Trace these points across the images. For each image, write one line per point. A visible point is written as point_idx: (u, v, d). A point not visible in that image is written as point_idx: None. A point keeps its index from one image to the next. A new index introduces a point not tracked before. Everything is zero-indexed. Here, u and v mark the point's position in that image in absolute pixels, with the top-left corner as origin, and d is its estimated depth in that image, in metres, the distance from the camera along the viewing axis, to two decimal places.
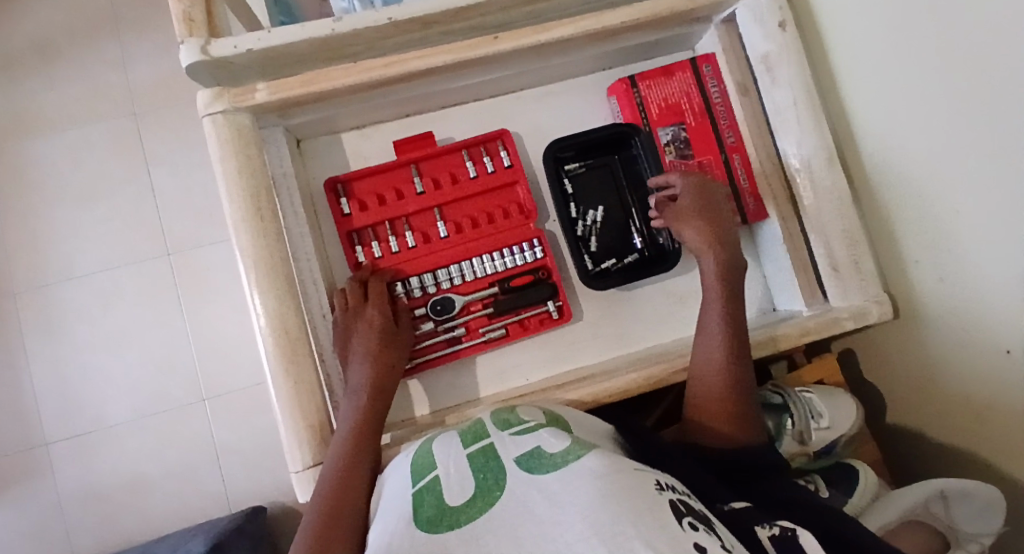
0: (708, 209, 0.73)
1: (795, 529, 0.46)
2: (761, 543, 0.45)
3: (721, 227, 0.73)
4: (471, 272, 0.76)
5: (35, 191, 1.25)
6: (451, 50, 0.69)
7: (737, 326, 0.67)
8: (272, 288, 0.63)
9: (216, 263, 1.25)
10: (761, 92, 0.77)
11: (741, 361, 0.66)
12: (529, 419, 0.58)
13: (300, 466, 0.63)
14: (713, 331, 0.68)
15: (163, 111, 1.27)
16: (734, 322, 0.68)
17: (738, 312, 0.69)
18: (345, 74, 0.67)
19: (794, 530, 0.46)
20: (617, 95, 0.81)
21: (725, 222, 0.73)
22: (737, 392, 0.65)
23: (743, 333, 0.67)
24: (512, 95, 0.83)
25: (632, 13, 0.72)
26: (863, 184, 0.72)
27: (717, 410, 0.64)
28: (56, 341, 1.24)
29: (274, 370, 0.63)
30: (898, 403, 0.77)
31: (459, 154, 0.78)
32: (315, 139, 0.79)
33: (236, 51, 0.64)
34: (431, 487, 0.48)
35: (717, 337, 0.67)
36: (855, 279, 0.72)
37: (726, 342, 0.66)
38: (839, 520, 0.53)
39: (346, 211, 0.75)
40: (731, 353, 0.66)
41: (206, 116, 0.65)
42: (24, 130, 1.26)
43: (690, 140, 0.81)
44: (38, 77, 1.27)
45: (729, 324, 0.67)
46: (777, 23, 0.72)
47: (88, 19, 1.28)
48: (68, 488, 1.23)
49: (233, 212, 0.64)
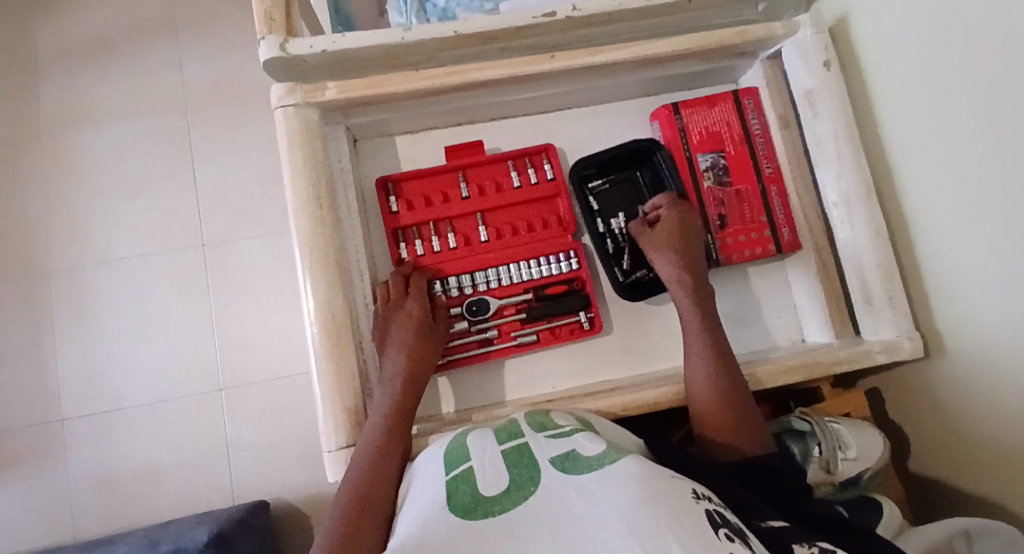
0: (683, 238, 0.76)
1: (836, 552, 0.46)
2: None
3: (691, 257, 0.75)
4: (508, 277, 0.79)
5: (85, 175, 1.30)
6: (508, 65, 0.73)
7: (721, 346, 0.71)
8: (322, 274, 0.66)
9: (250, 257, 1.29)
10: (803, 126, 0.80)
11: (728, 371, 0.69)
12: (565, 423, 0.59)
13: (333, 446, 0.65)
14: (696, 348, 0.72)
15: (214, 110, 1.32)
16: (716, 339, 0.71)
17: (718, 334, 0.72)
18: (407, 80, 0.71)
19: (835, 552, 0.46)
20: (659, 120, 0.83)
21: (696, 253, 0.76)
22: (730, 398, 0.67)
23: (727, 349, 0.71)
24: (559, 113, 0.87)
25: (683, 43, 0.75)
26: (898, 222, 0.74)
27: (721, 421, 0.66)
28: (88, 321, 1.27)
29: (317, 353, 0.65)
30: (922, 442, 0.77)
31: (504, 164, 0.81)
32: (370, 141, 0.82)
33: (310, 51, 0.67)
34: (465, 477, 0.50)
35: (701, 352, 0.71)
36: (887, 314, 0.73)
37: (710, 357, 0.70)
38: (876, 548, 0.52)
39: (393, 209, 0.78)
40: (716, 371, 0.69)
41: (278, 109, 0.69)
42: (79, 119, 1.32)
43: (728, 168, 0.82)
44: (99, 69, 1.33)
45: (713, 342, 0.71)
46: (821, 61, 0.75)
47: (154, 21, 1.35)
48: (81, 466, 1.24)
49: (294, 200, 0.67)
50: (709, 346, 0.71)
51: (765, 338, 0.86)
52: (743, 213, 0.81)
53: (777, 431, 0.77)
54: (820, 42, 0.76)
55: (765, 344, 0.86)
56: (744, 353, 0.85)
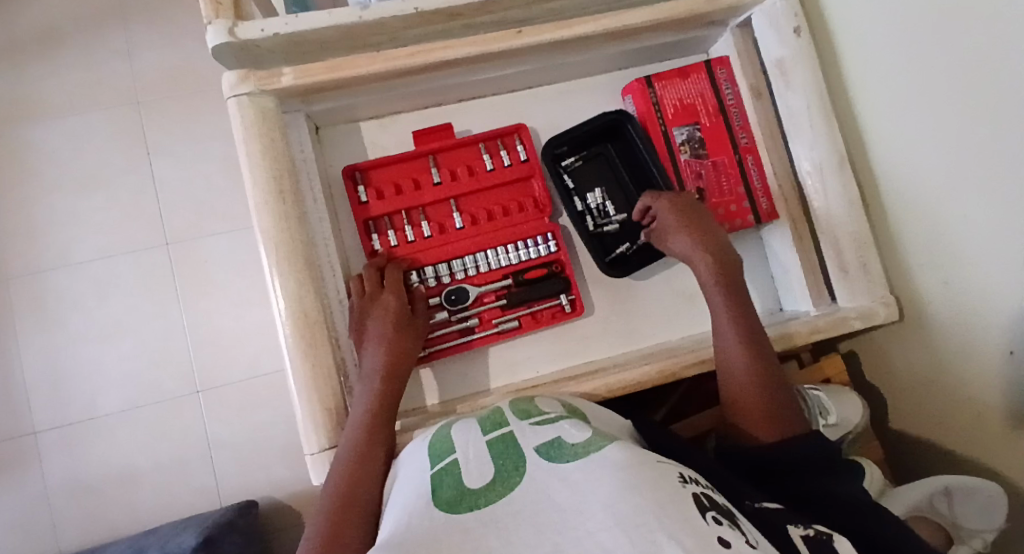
0: (692, 219, 0.75)
1: (831, 533, 0.46)
2: (792, 541, 0.45)
3: (707, 232, 0.74)
4: (486, 263, 0.77)
5: (34, 176, 1.24)
6: (473, 43, 0.70)
7: (748, 319, 0.69)
8: (291, 271, 0.64)
9: (218, 254, 1.24)
10: (776, 96, 0.79)
11: (755, 331, 0.69)
12: (550, 410, 0.58)
13: (315, 448, 0.63)
14: (724, 324, 0.69)
15: (168, 102, 1.26)
16: (744, 312, 0.70)
17: (744, 304, 0.71)
18: (368, 63, 0.68)
19: (831, 535, 0.46)
20: (632, 95, 0.82)
21: (711, 228, 0.75)
22: (762, 367, 0.66)
23: (753, 319, 0.70)
24: (528, 91, 0.84)
25: (651, 14, 0.74)
26: (871, 189, 0.74)
27: (749, 396, 0.65)
28: (50, 328, 1.22)
29: (291, 354, 0.63)
30: (899, 406, 0.79)
31: (476, 147, 0.79)
32: (334, 129, 0.79)
33: (262, 35, 0.64)
34: (450, 470, 0.49)
35: (730, 329, 0.69)
36: (862, 280, 0.74)
37: (741, 327, 0.69)
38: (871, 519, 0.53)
39: (363, 199, 0.75)
40: (749, 343, 0.68)
41: (232, 98, 0.65)
42: (24, 115, 1.25)
43: (704, 140, 0.81)
44: (40, 63, 1.26)
45: (740, 312, 0.70)
46: (792, 28, 0.74)
47: (95, 9, 1.27)
48: (56, 478, 1.21)
49: (256, 195, 0.64)
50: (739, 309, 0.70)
51: None
52: (721, 185, 0.81)
53: None
54: (790, 8, 0.75)
55: None
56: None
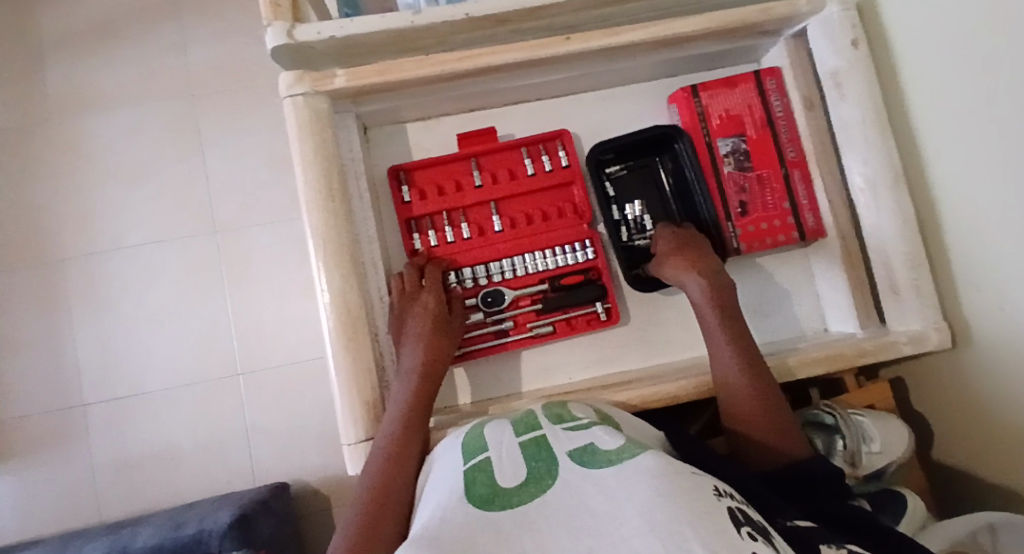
0: (686, 245, 0.74)
1: None
2: None
3: (701, 257, 0.73)
4: (523, 267, 0.78)
5: (94, 163, 1.30)
6: (521, 48, 0.70)
7: (744, 344, 0.68)
8: (337, 267, 0.65)
9: (262, 244, 1.28)
10: (828, 108, 0.77)
11: (758, 363, 0.67)
12: (583, 416, 0.58)
13: (352, 439, 0.65)
14: (720, 348, 0.69)
15: (219, 96, 1.31)
16: (739, 336, 0.69)
17: (740, 330, 0.70)
18: (417, 66, 0.69)
19: None
20: (677, 104, 0.81)
21: (706, 253, 0.73)
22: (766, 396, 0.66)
23: (750, 343, 0.69)
24: (573, 96, 0.84)
25: (702, 22, 0.73)
26: (926, 206, 0.71)
27: (752, 417, 0.65)
28: (103, 309, 1.28)
29: (334, 348, 0.65)
30: (945, 433, 0.76)
31: (518, 151, 0.80)
32: (380, 129, 0.81)
33: (318, 37, 0.66)
34: (484, 468, 0.50)
35: (726, 353, 0.68)
36: (914, 301, 0.71)
37: (737, 350, 0.68)
38: (904, 540, 0.52)
39: (406, 200, 0.77)
40: (745, 367, 0.67)
41: (287, 98, 0.67)
42: (87, 105, 1.31)
43: (749, 153, 0.79)
44: (102, 56, 1.32)
45: (735, 337, 0.69)
46: (849, 40, 0.72)
47: (155, 5, 1.33)
48: (103, 452, 1.27)
49: (306, 192, 0.66)
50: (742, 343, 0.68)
51: (785, 327, 0.84)
52: (766, 199, 0.79)
53: (802, 423, 0.76)
54: (847, 18, 0.72)
55: (785, 334, 0.84)
56: (764, 344, 0.83)
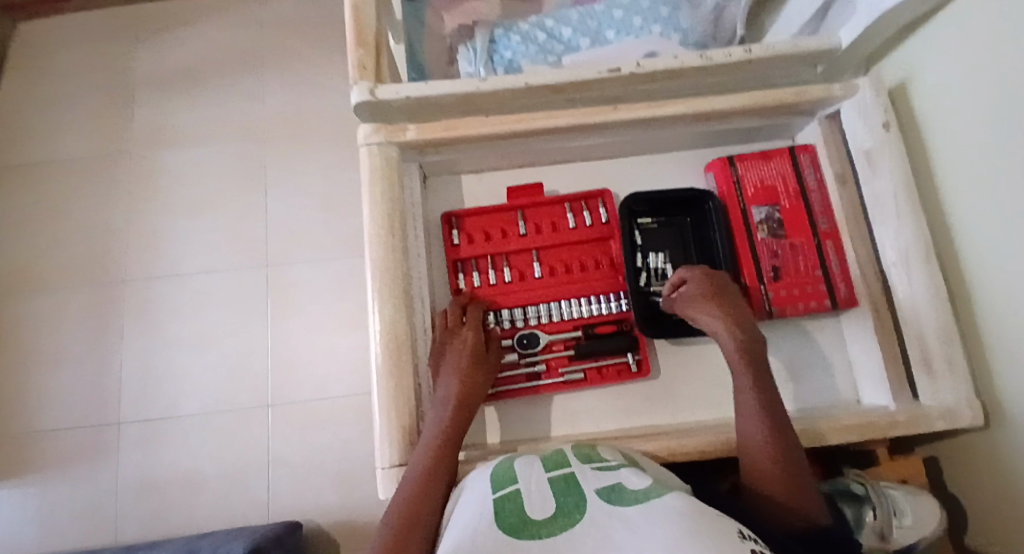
0: (722, 294, 0.75)
1: None
2: None
3: (735, 309, 0.74)
4: (558, 313, 0.81)
5: (165, 195, 1.41)
6: (573, 115, 0.79)
7: (771, 401, 0.69)
8: (390, 297, 0.70)
9: (307, 279, 1.35)
10: (862, 185, 0.81)
11: (782, 425, 0.67)
12: (611, 458, 0.60)
13: (386, 463, 0.67)
14: (748, 402, 0.69)
15: (285, 141, 1.42)
16: (766, 392, 0.70)
17: (767, 385, 0.71)
18: (480, 125, 0.77)
19: None
20: (714, 172, 0.86)
21: (738, 305, 0.75)
22: (787, 456, 0.65)
23: (777, 402, 0.70)
24: (616, 160, 0.90)
25: (740, 101, 0.80)
26: (958, 284, 0.73)
27: (773, 476, 0.64)
28: (153, 330, 1.35)
29: (378, 374, 0.69)
30: (982, 519, 0.73)
31: (561, 205, 0.85)
32: (438, 178, 0.87)
33: (396, 96, 0.74)
34: (513, 498, 0.51)
35: (754, 409, 0.69)
36: (947, 377, 0.71)
37: (764, 407, 0.68)
38: None
39: (455, 242, 0.82)
40: (771, 424, 0.67)
41: (363, 146, 0.76)
42: (167, 143, 1.44)
43: (783, 221, 0.83)
44: (187, 100, 1.46)
45: (763, 393, 0.70)
46: (881, 121, 0.77)
47: (240, 59, 1.48)
48: (129, 471, 1.29)
49: (370, 227, 0.72)
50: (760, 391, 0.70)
51: (817, 395, 0.84)
52: (798, 265, 0.82)
53: (833, 493, 0.76)
54: (880, 103, 0.77)
55: (817, 402, 0.84)
56: (794, 410, 0.83)
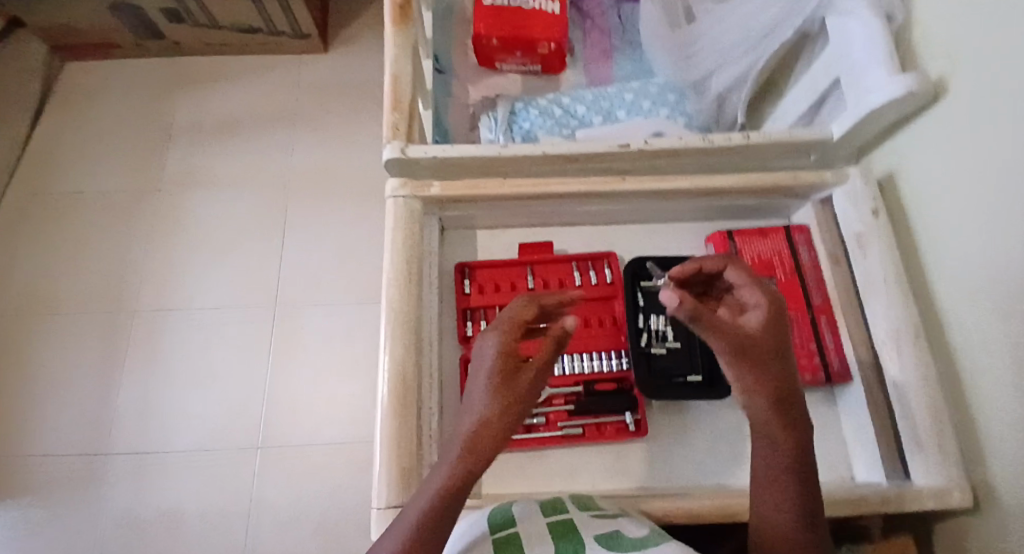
0: (773, 346, 0.60)
1: None
2: None
3: (782, 371, 0.60)
4: (561, 366, 0.84)
5: (186, 233, 1.46)
6: (584, 183, 0.85)
7: (807, 487, 0.58)
8: (401, 338, 0.73)
9: (315, 324, 1.38)
10: (853, 265, 0.85)
11: (811, 518, 0.57)
12: (608, 507, 0.61)
13: (381, 504, 0.67)
14: (780, 482, 0.58)
15: (309, 191, 1.50)
16: (804, 475, 0.59)
17: (806, 467, 0.59)
18: (498, 187, 0.83)
19: None
20: (714, 243, 0.91)
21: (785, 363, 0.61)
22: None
23: (813, 489, 0.58)
24: (623, 227, 0.95)
25: (739, 181, 0.87)
26: (948, 365, 0.76)
27: None
28: (156, 363, 1.36)
29: (384, 412, 0.70)
30: None
31: (569, 264, 0.90)
32: (454, 231, 0.92)
33: (425, 155, 0.81)
34: (513, 541, 0.53)
35: (786, 493, 0.58)
36: (939, 456, 0.72)
37: (797, 492, 0.58)
38: None
39: (466, 291, 0.86)
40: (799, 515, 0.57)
41: (390, 198, 0.81)
42: (195, 185, 1.51)
43: (779, 294, 0.88)
44: (220, 148, 1.55)
45: (800, 475, 0.58)
46: (870, 209, 0.83)
47: (275, 115, 1.58)
48: (108, 506, 1.26)
49: (390, 271, 0.76)
50: (785, 432, 0.59)
51: None
52: (793, 337, 0.86)
53: None
54: (868, 193, 0.84)
55: None
56: None
